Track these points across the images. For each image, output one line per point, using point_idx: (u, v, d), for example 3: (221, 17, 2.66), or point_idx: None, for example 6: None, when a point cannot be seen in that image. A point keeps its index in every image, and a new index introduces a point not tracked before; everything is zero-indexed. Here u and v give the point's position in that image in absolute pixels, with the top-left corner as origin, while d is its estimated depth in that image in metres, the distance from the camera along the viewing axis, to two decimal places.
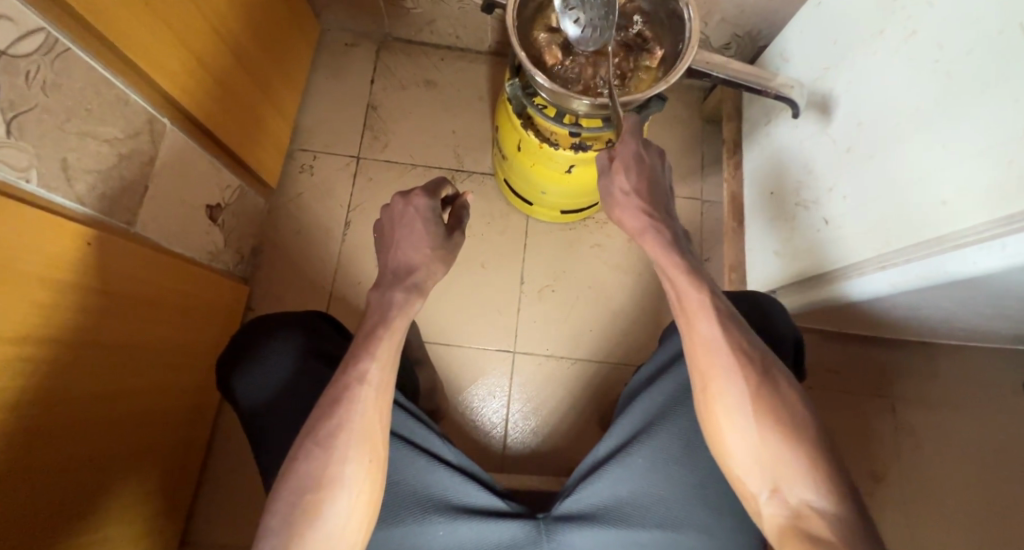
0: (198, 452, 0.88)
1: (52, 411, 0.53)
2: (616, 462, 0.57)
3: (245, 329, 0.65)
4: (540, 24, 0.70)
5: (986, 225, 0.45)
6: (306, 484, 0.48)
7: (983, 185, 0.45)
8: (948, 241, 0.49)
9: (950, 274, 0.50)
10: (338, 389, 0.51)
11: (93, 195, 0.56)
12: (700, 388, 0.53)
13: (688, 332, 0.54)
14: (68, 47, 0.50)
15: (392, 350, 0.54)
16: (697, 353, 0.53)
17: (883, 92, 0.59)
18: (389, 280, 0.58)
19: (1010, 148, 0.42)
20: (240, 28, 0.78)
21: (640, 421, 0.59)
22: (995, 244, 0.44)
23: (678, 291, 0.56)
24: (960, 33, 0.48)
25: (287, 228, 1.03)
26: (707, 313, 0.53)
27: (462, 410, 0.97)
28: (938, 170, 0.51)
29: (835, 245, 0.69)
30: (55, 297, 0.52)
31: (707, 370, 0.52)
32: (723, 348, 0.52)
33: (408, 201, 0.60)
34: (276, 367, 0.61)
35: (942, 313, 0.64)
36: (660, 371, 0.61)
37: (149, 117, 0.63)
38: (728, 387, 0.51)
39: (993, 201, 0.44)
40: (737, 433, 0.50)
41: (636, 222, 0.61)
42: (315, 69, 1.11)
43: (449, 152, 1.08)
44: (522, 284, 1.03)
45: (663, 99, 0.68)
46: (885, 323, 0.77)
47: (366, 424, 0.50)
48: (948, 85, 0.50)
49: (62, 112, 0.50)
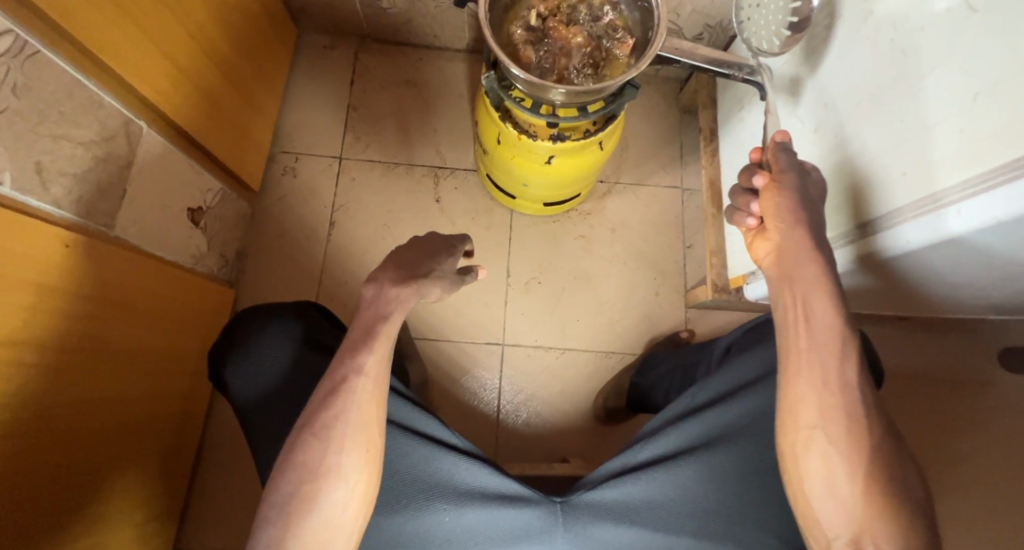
0: (189, 454, 0.88)
1: (41, 415, 0.54)
2: (661, 468, 0.58)
3: (238, 319, 0.67)
4: (513, 22, 0.70)
5: (985, 176, 0.42)
6: (303, 470, 0.48)
7: (987, 132, 0.41)
8: (951, 196, 0.45)
9: (950, 234, 0.45)
10: (335, 380, 0.51)
11: (71, 199, 0.56)
12: (802, 432, 0.49)
13: (812, 373, 0.49)
14: (37, 49, 0.50)
15: (389, 342, 0.54)
16: (795, 397, 0.50)
17: (844, 73, 0.61)
18: (394, 273, 0.56)
19: (1011, 87, 0.39)
20: (217, 31, 0.78)
21: (700, 433, 0.59)
22: (1001, 194, 0.40)
23: (813, 323, 0.50)
24: (912, 12, 0.50)
25: (271, 230, 1.03)
26: (851, 358, 0.49)
27: (455, 403, 0.98)
28: (932, 123, 0.48)
29: (831, 212, 0.65)
30: (38, 301, 0.52)
31: (812, 418, 0.49)
32: (831, 394, 0.48)
33: (438, 234, 0.63)
34: (276, 352, 0.63)
35: (933, 300, 0.64)
36: (724, 395, 0.61)
37: (124, 120, 0.63)
38: (837, 439, 0.48)
39: (999, 146, 0.40)
40: (817, 468, 0.48)
41: (785, 218, 0.54)
42: (294, 72, 1.11)
43: (431, 150, 1.08)
44: (508, 278, 1.03)
45: (637, 86, 0.69)
46: (891, 308, 0.72)
47: (362, 416, 0.51)
48: (902, 62, 0.52)
49: (34, 114, 0.50)
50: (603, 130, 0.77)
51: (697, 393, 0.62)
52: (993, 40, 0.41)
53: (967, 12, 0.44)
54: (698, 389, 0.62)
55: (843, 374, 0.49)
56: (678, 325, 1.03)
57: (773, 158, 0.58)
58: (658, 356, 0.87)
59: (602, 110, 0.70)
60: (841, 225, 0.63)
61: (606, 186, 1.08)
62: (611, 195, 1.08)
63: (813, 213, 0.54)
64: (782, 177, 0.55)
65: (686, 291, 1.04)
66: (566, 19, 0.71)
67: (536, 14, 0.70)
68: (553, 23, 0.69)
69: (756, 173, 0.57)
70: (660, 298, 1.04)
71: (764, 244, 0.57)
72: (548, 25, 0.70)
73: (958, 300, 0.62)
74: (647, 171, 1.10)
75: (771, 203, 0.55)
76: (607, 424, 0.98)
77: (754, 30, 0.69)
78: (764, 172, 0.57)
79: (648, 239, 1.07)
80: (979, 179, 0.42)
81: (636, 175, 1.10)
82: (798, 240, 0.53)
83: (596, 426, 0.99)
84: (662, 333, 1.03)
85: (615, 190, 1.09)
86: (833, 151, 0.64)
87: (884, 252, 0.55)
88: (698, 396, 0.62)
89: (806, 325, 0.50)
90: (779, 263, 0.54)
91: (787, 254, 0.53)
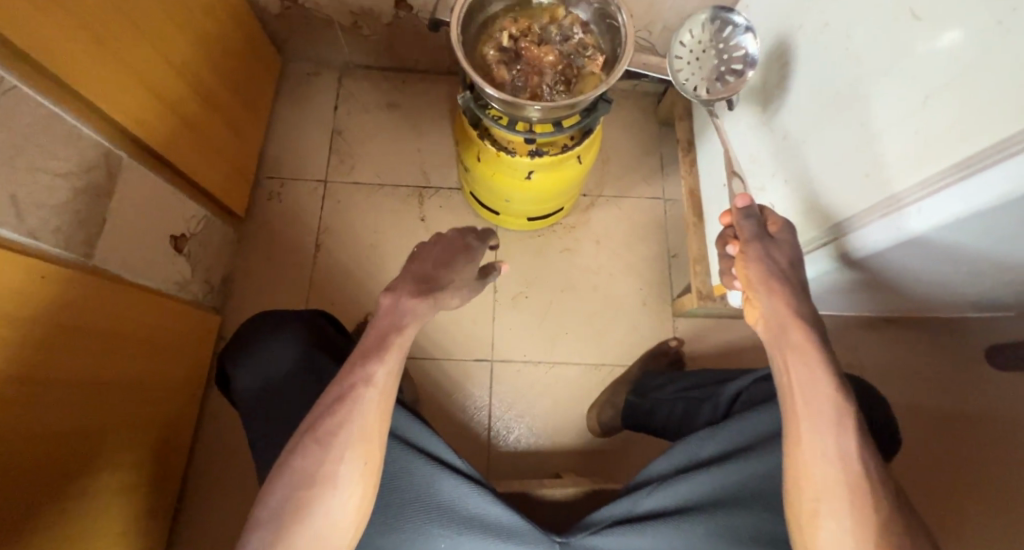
0: (173, 486, 0.86)
1: (24, 451, 0.53)
2: (669, 523, 0.57)
3: (249, 323, 0.69)
4: (485, 43, 0.72)
5: (937, 176, 0.44)
6: (298, 478, 0.48)
7: (942, 131, 0.43)
8: (911, 196, 0.47)
9: (912, 232, 0.48)
10: (344, 387, 0.50)
11: (49, 231, 0.56)
12: (806, 505, 0.46)
13: (812, 441, 0.46)
14: (14, 85, 0.50)
15: (400, 353, 0.52)
16: (802, 467, 0.47)
17: (805, 82, 0.63)
18: (406, 286, 0.54)
19: (957, 90, 0.41)
20: (198, 61, 0.79)
21: (710, 488, 0.58)
22: (957, 193, 0.42)
23: (806, 391, 0.48)
24: (862, 21, 0.52)
25: (257, 255, 1.03)
26: (847, 424, 0.46)
27: (445, 423, 0.97)
28: (891, 126, 0.49)
29: (792, 223, 0.68)
30: (15, 334, 0.51)
31: (817, 484, 0.46)
32: (836, 466, 0.45)
33: (463, 235, 0.59)
34: (274, 356, 0.65)
35: (913, 292, 0.65)
36: (736, 449, 0.60)
37: (103, 151, 0.63)
38: (844, 513, 0.44)
39: (952, 146, 0.42)
40: (813, 472, 0.46)
41: (762, 289, 0.51)
42: (279, 99, 1.12)
43: (415, 169, 1.09)
44: (495, 293, 1.04)
45: (609, 101, 0.72)
46: (877, 302, 0.73)
47: (365, 426, 0.50)
48: (861, 68, 0.53)
49: (13, 148, 0.50)
50: (581, 144, 0.78)
51: (708, 441, 0.61)
52: (937, 43, 0.43)
53: (911, 20, 0.46)
54: (709, 437, 0.61)
55: (843, 444, 0.46)
56: (668, 334, 1.03)
57: (738, 225, 0.56)
58: (659, 377, 0.87)
59: (577, 125, 0.72)
60: (813, 227, 0.64)
61: (589, 200, 1.10)
62: (594, 207, 1.10)
63: (790, 275, 0.52)
64: (747, 247, 0.54)
65: (673, 299, 1.05)
66: (537, 39, 0.72)
67: (508, 35, 0.71)
68: (524, 43, 0.71)
69: (730, 243, 0.57)
70: (647, 308, 1.05)
71: (753, 311, 0.54)
72: (520, 45, 0.71)
73: (938, 292, 0.64)
74: (629, 183, 1.12)
75: (743, 272, 0.53)
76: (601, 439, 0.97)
77: (694, 82, 0.71)
78: (736, 240, 0.58)
79: (633, 249, 1.08)
80: (941, 175, 0.43)
81: (619, 188, 1.12)
82: (778, 311, 0.50)
83: (590, 438, 0.98)
84: (652, 343, 1.03)
85: (598, 203, 1.10)
86: (800, 159, 0.64)
87: (851, 253, 0.58)
88: (710, 445, 0.61)
89: (801, 396, 0.48)
90: (766, 334, 0.52)
91: (771, 325, 0.51)
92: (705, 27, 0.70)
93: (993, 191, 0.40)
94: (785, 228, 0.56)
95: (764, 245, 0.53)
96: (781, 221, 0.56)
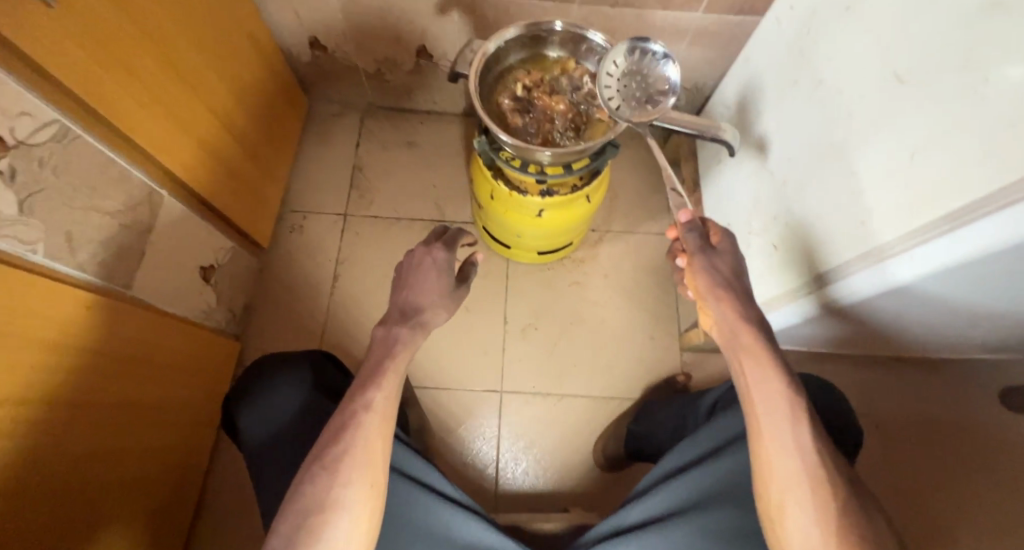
0: (187, 511, 0.88)
1: (56, 473, 0.56)
2: (650, 531, 0.60)
3: (254, 365, 0.72)
4: (501, 92, 0.77)
5: (921, 228, 0.47)
6: (307, 506, 0.49)
7: (927, 187, 0.46)
8: (900, 247, 0.49)
9: (899, 279, 0.50)
10: (345, 415, 0.53)
11: (94, 265, 0.61)
12: (773, 497, 0.49)
13: (771, 436, 0.50)
14: (79, 135, 0.56)
15: (397, 378, 0.56)
16: (765, 460, 0.50)
17: (801, 134, 0.66)
18: (396, 318, 0.59)
19: (940, 151, 0.45)
20: (235, 106, 0.86)
21: (688, 494, 0.61)
22: (938, 244, 0.45)
23: (760, 387, 0.52)
24: (853, 83, 0.57)
25: (277, 284, 1.07)
26: (800, 416, 0.50)
27: (455, 452, 0.99)
28: (881, 178, 0.52)
29: (787, 266, 0.72)
30: (56, 360, 0.55)
31: (779, 477, 0.49)
32: (795, 457, 0.49)
33: (429, 252, 0.62)
34: (286, 397, 0.68)
35: (908, 331, 0.67)
36: (709, 453, 0.62)
37: (149, 191, 0.69)
38: (802, 502, 0.48)
39: (936, 203, 0.45)
40: (783, 475, 0.49)
41: (711, 295, 0.55)
42: (305, 138, 1.19)
43: (430, 205, 1.14)
44: (505, 325, 1.06)
45: (617, 146, 0.76)
46: (874, 342, 0.75)
47: (368, 450, 0.52)
48: (853, 124, 0.57)
49: (70, 190, 0.55)
50: (589, 185, 0.82)
51: (685, 450, 0.64)
52: (924, 106, 0.47)
53: (898, 83, 0.50)
54: (686, 446, 0.64)
55: (799, 438, 0.49)
56: (675, 369, 1.04)
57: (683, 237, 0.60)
58: (655, 406, 0.88)
59: (586, 167, 0.76)
60: (810, 269, 0.66)
61: (598, 234, 1.13)
62: (603, 242, 1.13)
63: (735, 283, 0.56)
64: (693, 257, 0.57)
65: (681, 334, 1.07)
66: (550, 88, 0.77)
67: (522, 85, 0.77)
68: (537, 92, 0.76)
69: (678, 255, 0.60)
70: (655, 342, 1.07)
71: (706, 317, 0.58)
72: (533, 95, 0.76)
73: (931, 331, 0.66)
74: (637, 219, 1.16)
75: (694, 283, 0.58)
76: (610, 473, 0.98)
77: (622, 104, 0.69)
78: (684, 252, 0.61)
79: (641, 283, 1.11)
80: (924, 231, 0.46)
81: (627, 223, 1.15)
82: (726, 317, 0.55)
83: (596, 471, 0.99)
84: (660, 377, 1.04)
85: (606, 238, 1.14)
86: (798, 204, 0.68)
87: (841, 299, 0.60)
88: (687, 453, 0.64)
89: (757, 394, 0.52)
90: (721, 339, 0.56)
91: (724, 331, 0.55)
92: (625, 57, 0.69)
93: (968, 246, 0.43)
94: (726, 237, 0.59)
95: (708, 255, 0.57)
96: (721, 230, 0.60)
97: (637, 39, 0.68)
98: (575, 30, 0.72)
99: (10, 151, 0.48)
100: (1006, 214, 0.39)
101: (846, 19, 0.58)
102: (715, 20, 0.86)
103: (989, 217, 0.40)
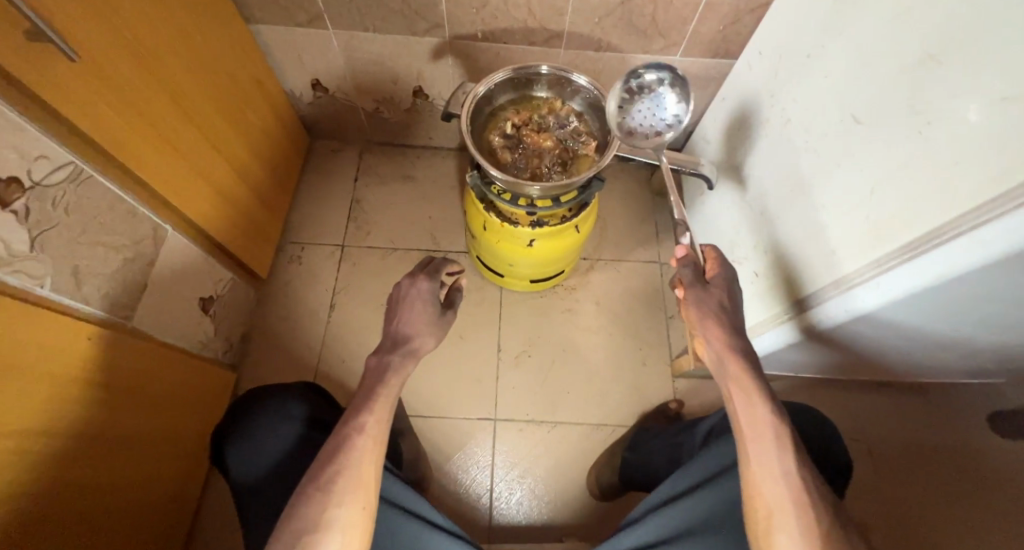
0: (178, 543, 0.87)
1: (53, 503, 0.57)
2: None
3: (238, 402, 0.73)
4: (492, 130, 0.81)
5: (887, 257, 0.50)
6: (301, 527, 0.50)
7: (887, 219, 0.50)
8: (870, 272, 0.52)
9: (871, 303, 0.53)
10: (338, 438, 0.55)
11: (98, 297, 0.63)
12: (760, 520, 0.51)
13: (757, 460, 0.52)
14: (90, 175, 0.59)
15: (388, 404, 0.58)
16: (753, 483, 0.52)
17: (774, 168, 0.70)
18: (388, 346, 0.61)
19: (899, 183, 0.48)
20: (240, 144, 0.90)
21: (681, 521, 0.62)
22: (904, 272, 0.48)
23: (749, 413, 0.54)
24: (818, 122, 0.61)
25: (275, 314, 1.09)
26: (784, 442, 0.52)
27: (448, 481, 0.99)
28: (847, 209, 0.55)
29: (769, 294, 0.75)
30: (57, 390, 0.57)
31: (766, 500, 0.50)
32: (781, 483, 0.51)
33: (414, 283, 0.64)
34: (282, 431, 0.68)
35: (885, 356, 0.69)
36: (703, 481, 0.63)
37: (154, 226, 0.71)
38: (791, 526, 0.49)
39: (898, 234, 0.48)
40: (771, 501, 0.50)
41: (704, 326, 0.58)
42: (305, 171, 1.23)
43: (425, 235, 1.17)
44: (499, 352, 1.08)
45: (602, 179, 0.80)
46: (851, 366, 0.78)
47: (361, 471, 0.54)
48: (819, 161, 0.61)
49: (79, 226, 0.58)
50: (578, 216, 0.86)
51: (680, 478, 0.65)
52: (883, 141, 0.50)
53: (856, 123, 0.55)
54: (681, 474, 0.65)
55: (784, 463, 0.51)
56: (667, 396, 1.06)
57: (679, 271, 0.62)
58: (647, 433, 0.89)
59: (574, 200, 0.79)
60: (790, 296, 0.69)
61: (589, 263, 1.16)
62: (594, 270, 1.16)
63: (727, 315, 0.59)
64: (688, 289, 0.60)
65: (672, 360, 1.09)
66: (540, 126, 0.81)
67: (511, 124, 0.81)
68: (526, 130, 0.80)
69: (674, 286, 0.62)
70: (647, 368, 1.09)
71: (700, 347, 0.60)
72: (522, 133, 0.80)
73: (902, 355, 0.69)
74: (626, 248, 1.19)
75: (687, 313, 0.60)
76: (605, 501, 0.98)
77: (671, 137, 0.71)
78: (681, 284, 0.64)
79: (632, 310, 1.13)
80: (888, 259, 0.50)
81: (617, 251, 1.18)
82: (717, 348, 0.57)
83: (591, 500, 0.99)
84: (652, 404, 1.06)
85: (597, 266, 1.16)
86: (777, 233, 0.71)
87: (819, 324, 0.62)
88: (681, 481, 0.65)
89: (745, 419, 0.54)
90: (711, 368, 0.59)
91: (715, 361, 0.58)
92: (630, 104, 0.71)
93: (928, 274, 0.45)
94: (721, 270, 0.62)
95: (701, 289, 0.60)
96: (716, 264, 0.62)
97: (634, 69, 0.70)
98: (560, 74, 0.77)
99: (25, 192, 0.51)
100: (961, 243, 0.42)
101: (808, 65, 0.63)
102: (694, 63, 0.91)
103: (947, 244, 0.43)
